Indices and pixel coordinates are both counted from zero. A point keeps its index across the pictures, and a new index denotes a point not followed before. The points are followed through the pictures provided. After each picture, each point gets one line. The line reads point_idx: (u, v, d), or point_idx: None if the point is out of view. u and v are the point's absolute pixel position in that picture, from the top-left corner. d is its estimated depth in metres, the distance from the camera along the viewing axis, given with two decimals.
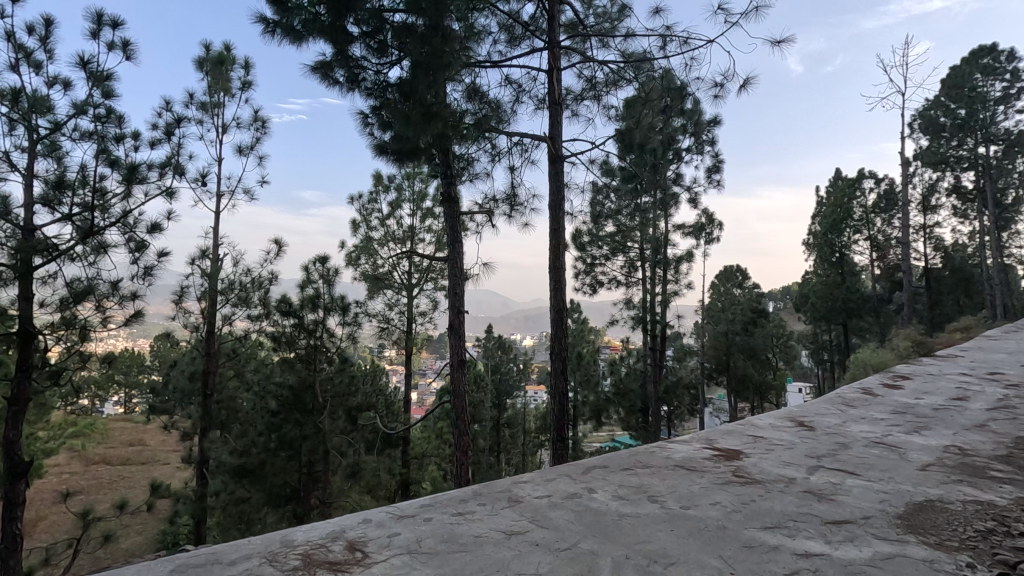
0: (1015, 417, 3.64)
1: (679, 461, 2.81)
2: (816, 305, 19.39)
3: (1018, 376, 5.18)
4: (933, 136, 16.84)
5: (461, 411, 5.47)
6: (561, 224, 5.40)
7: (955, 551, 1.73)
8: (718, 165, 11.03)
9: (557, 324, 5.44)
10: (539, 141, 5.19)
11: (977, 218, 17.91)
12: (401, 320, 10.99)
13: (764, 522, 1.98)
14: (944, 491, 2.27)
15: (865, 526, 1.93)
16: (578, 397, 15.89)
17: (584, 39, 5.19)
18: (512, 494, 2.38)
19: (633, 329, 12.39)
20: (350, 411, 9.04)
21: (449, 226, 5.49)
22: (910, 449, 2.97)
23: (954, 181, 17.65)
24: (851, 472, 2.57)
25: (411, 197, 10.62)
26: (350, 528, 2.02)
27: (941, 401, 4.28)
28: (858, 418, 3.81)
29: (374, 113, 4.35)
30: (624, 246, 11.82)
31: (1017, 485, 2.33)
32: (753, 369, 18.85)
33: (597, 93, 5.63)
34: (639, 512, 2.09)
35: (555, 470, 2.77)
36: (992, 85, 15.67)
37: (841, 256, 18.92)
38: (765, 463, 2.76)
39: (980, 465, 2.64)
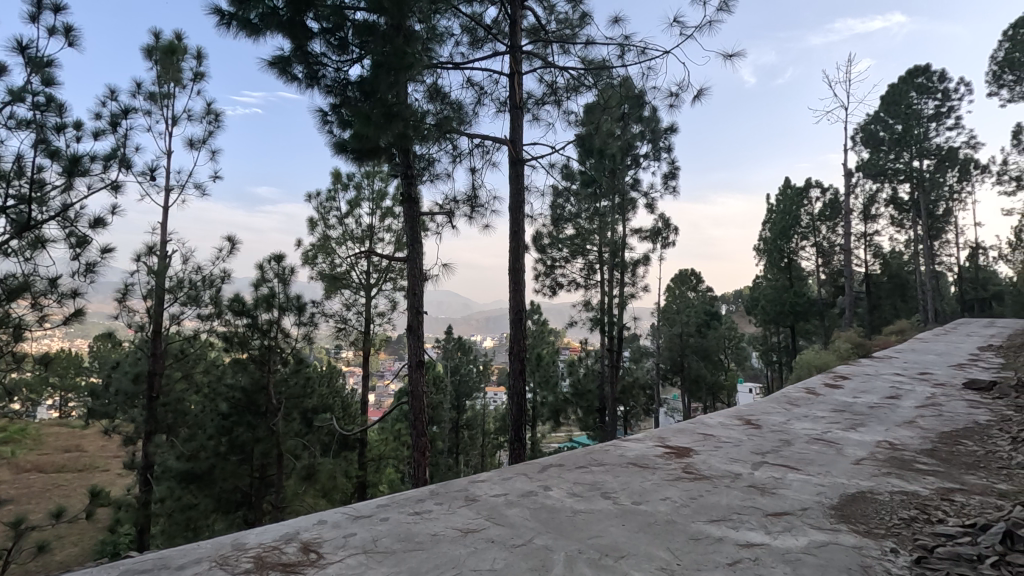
0: (940, 413, 3.91)
1: (632, 459, 2.89)
2: (766, 308, 20.18)
3: (945, 376, 5.56)
4: (873, 149, 17.79)
5: (419, 412, 5.42)
6: (521, 226, 5.44)
7: (881, 538, 1.86)
8: (674, 171, 11.31)
9: (516, 325, 5.48)
10: (500, 143, 5.20)
11: (913, 227, 19.02)
12: (359, 320, 10.80)
13: (710, 515, 2.07)
14: (875, 483, 2.43)
15: (802, 518, 2.04)
16: (537, 398, 15.99)
17: (546, 44, 5.26)
18: (469, 492, 2.39)
19: (591, 330, 12.55)
20: (305, 414, 8.87)
21: (409, 227, 5.42)
22: (846, 445, 3.16)
23: (892, 192, 18.74)
24: (793, 468, 2.71)
25: (371, 197, 10.47)
26: (306, 529, 2.00)
27: (876, 399, 4.54)
28: (801, 416, 4.01)
29: (333, 110, 4.26)
30: (583, 249, 11.99)
31: (939, 477, 2.51)
32: (706, 370, 19.45)
33: (558, 98, 5.71)
34: (592, 508, 2.15)
35: (512, 469, 2.80)
36: (926, 103, 16.72)
37: (789, 262, 19.99)
38: (713, 460, 2.88)
39: (909, 459, 2.83)
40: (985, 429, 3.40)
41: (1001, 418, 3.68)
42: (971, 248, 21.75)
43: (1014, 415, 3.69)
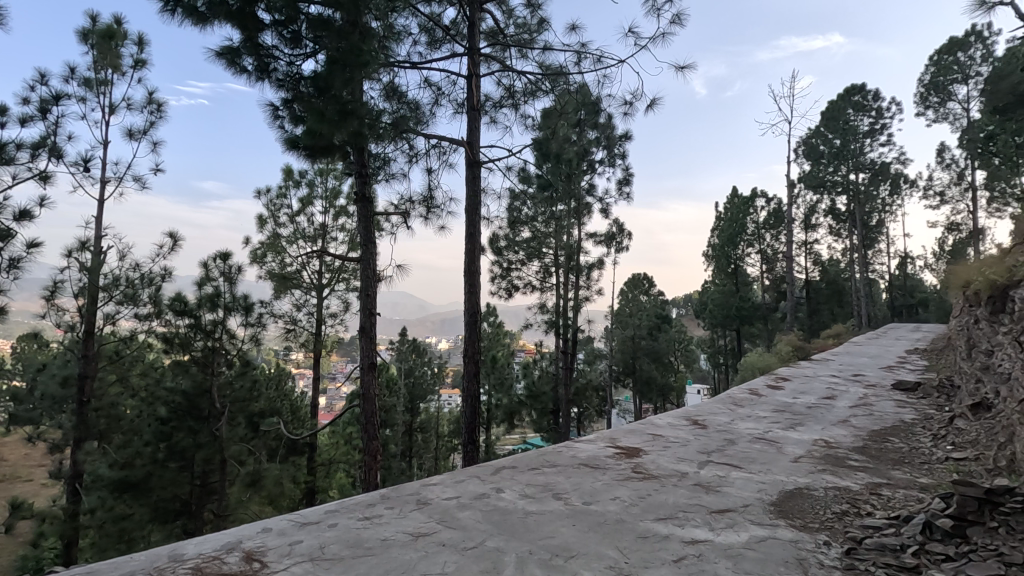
0: (870, 412, 4.16)
1: (584, 460, 2.94)
2: (714, 312, 20.90)
3: (876, 377, 5.91)
4: (814, 162, 18.74)
5: (371, 416, 5.31)
6: (477, 227, 5.44)
7: (815, 532, 1.97)
8: (628, 178, 11.55)
9: (470, 327, 5.47)
10: (457, 145, 5.19)
11: (849, 237, 20.12)
12: (310, 321, 10.52)
13: (657, 514, 2.13)
14: (811, 480, 2.56)
15: (744, 514, 2.13)
16: (492, 401, 15.99)
17: (504, 48, 5.28)
18: (421, 496, 2.37)
19: (546, 333, 12.65)
20: (251, 418, 8.49)
21: (362, 227, 5.33)
22: (786, 443, 3.31)
23: (831, 204, 19.79)
24: (737, 466, 2.81)
25: (324, 194, 10.22)
26: (249, 538, 1.93)
27: (813, 400, 4.79)
28: (744, 417, 4.18)
29: (284, 105, 4.12)
30: (539, 252, 12.07)
31: (869, 473, 2.67)
32: (656, 372, 19.98)
33: (515, 101, 5.74)
34: (544, 509, 2.17)
35: (465, 472, 2.79)
36: (861, 120, 17.75)
37: (736, 268, 20.97)
38: (661, 459, 2.96)
39: (842, 456, 2.99)
40: (910, 427, 3.64)
41: (925, 416, 3.94)
42: (900, 257, 23.19)
43: (936, 414, 3.95)
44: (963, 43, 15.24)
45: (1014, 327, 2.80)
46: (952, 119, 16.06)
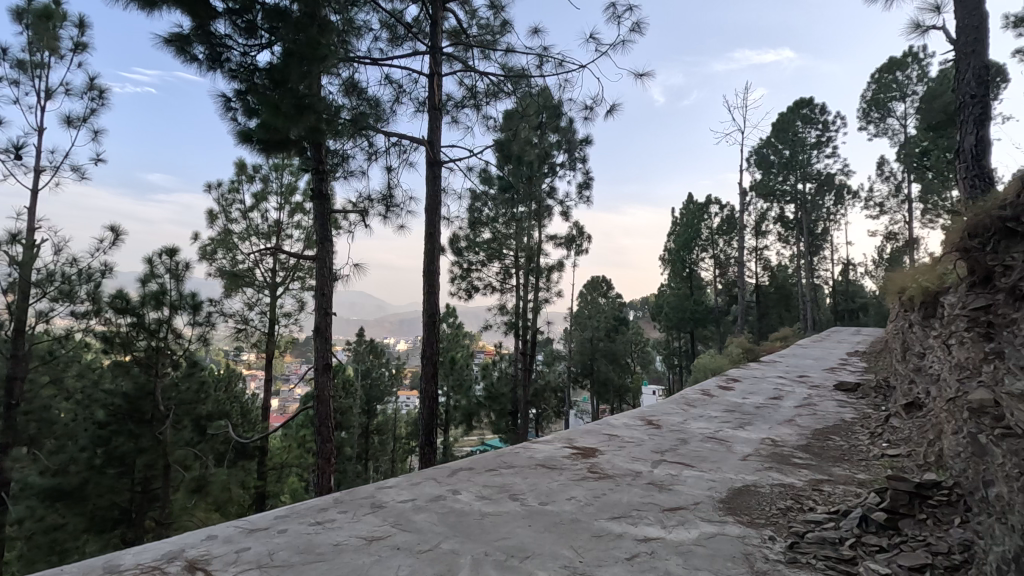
0: (814, 412, 4.35)
1: (541, 461, 2.95)
2: (669, 314, 21.43)
3: (820, 378, 6.19)
4: (764, 171, 19.48)
5: (325, 418, 5.18)
6: (437, 227, 5.40)
7: (761, 527, 2.04)
8: (588, 182, 11.70)
9: (429, 328, 5.41)
10: (417, 143, 5.14)
11: (796, 244, 21.00)
12: (262, 321, 10.18)
13: (611, 513, 2.16)
14: (758, 477, 2.66)
15: (695, 512, 2.19)
16: (450, 402, 15.88)
17: (466, 48, 5.27)
18: (375, 499, 2.33)
19: (506, 334, 12.68)
20: (198, 421, 8.16)
21: (318, 224, 5.20)
22: (735, 442, 3.42)
23: (780, 212, 20.62)
24: (688, 465, 2.89)
25: (279, 190, 9.92)
26: (193, 546, 1.85)
27: (761, 400, 4.97)
28: (696, 416, 4.30)
29: (237, 97, 3.97)
30: (499, 254, 12.08)
31: (812, 470, 2.80)
32: (613, 373, 20.30)
33: (477, 102, 5.73)
34: (500, 510, 2.17)
35: (421, 474, 2.76)
36: (809, 132, 18.55)
37: (690, 272, 21.47)
38: (617, 459, 3.00)
39: (787, 454, 3.12)
40: (850, 425, 3.83)
41: (864, 416, 4.15)
42: (843, 264, 24.36)
43: (873, 413, 4.17)
44: (902, 63, 16.16)
45: (943, 330, 2.99)
46: (891, 134, 16.99)
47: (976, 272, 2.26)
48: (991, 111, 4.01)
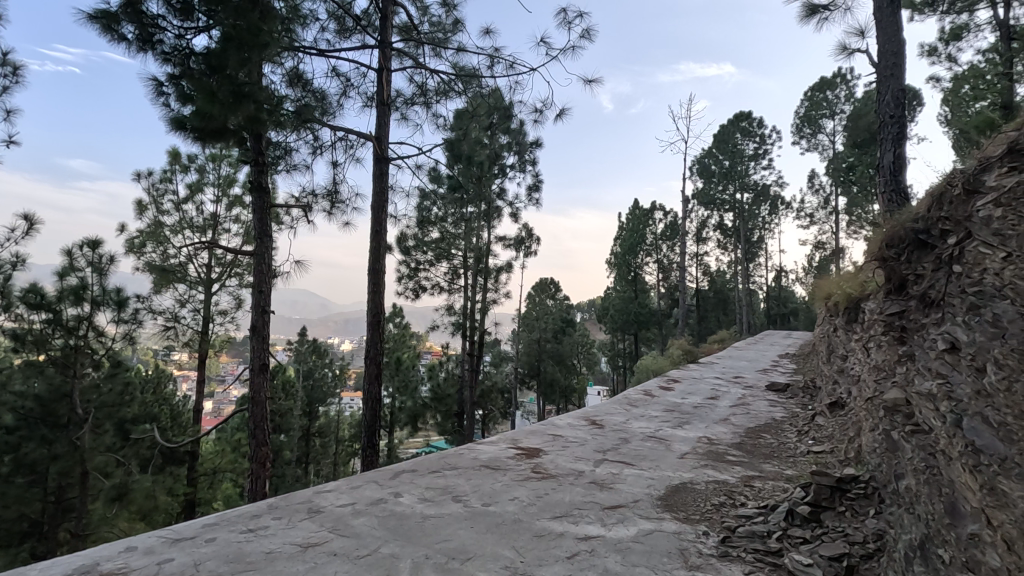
0: (747, 411, 4.56)
1: (485, 462, 2.95)
2: (614, 317, 21.91)
3: (753, 379, 6.50)
4: (706, 180, 20.27)
5: (260, 420, 4.96)
6: (383, 226, 5.29)
7: (696, 523, 2.12)
8: (538, 184, 11.80)
9: (373, 329, 5.30)
10: (365, 139, 5.01)
11: (734, 250, 21.97)
12: (195, 319, 9.65)
13: (553, 512, 2.18)
14: (694, 474, 2.75)
15: (634, 509, 2.24)
16: (396, 403, 15.60)
17: (417, 45, 5.20)
18: (312, 504, 2.26)
19: (453, 335, 12.58)
20: (122, 424, 7.71)
21: (257, 219, 4.99)
22: (673, 441, 3.53)
23: (719, 219, 21.50)
24: (629, 464, 2.96)
25: (216, 181, 9.45)
26: (109, 559, 1.73)
27: (699, 400, 5.17)
28: (638, 416, 4.41)
29: (170, 81, 3.75)
30: (448, 253, 12.00)
31: (745, 467, 2.93)
32: (559, 374, 20.52)
33: (427, 99, 5.65)
34: (442, 512, 2.15)
35: (362, 476, 2.70)
36: (748, 144, 19.44)
37: (635, 276, 22.01)
38: (560, 459, 3.04)
39: (722, 452, 3.25)
40: (779, 424, 4.04)
41: (792, 415, 4.37)
42: (776, 271, 25.68)
43: (801, 412, 4.40)
44: (831, 83, 17.21)
45: (863, 335, 3.19)
46: (821, 150, 18.06)
47: (891, 281, 2.44)
48: (906, 130, 4.33)
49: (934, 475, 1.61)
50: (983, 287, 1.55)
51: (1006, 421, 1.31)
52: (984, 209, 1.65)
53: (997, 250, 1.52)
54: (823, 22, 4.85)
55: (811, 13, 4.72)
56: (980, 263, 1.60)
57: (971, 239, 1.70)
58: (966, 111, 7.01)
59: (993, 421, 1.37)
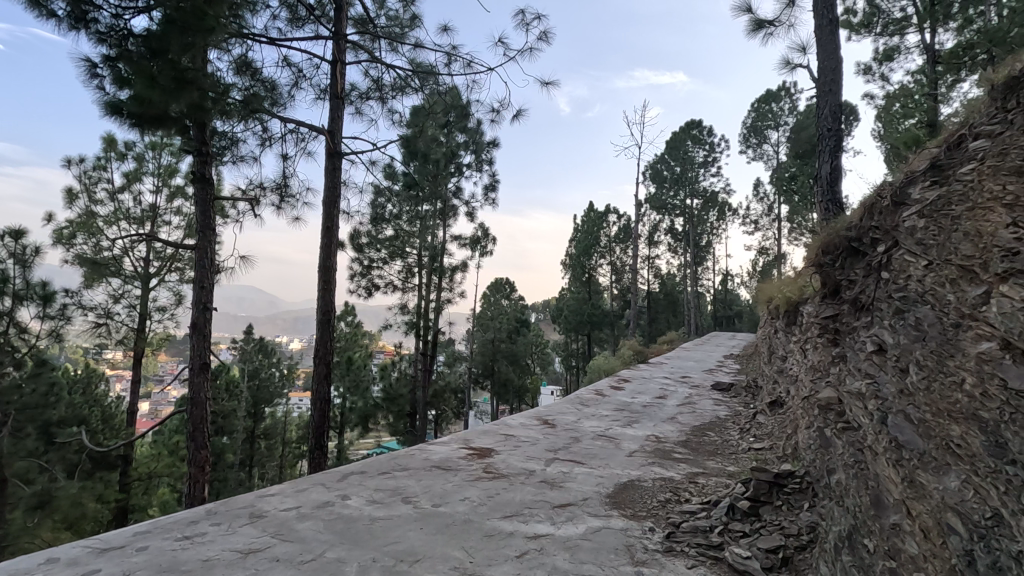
0: (693, 410, 4.71)
1: (436, 462, 2.93)
2: (568, 317, 22.15)
3: (700, 379, 6.73)
4: (658, 185, 20.80)
5: (200, 421, 4.74)
6: (335, 222, 5.16)
7: (642, 519, 2.17)
8: (494, 184, 11.78)
9: (323, 326, 5.16)
10: (317, 132, 4.88)
11: (684, 254, 22.64)
12: (130, 316, 9.12)
13: (504, 512, 2.19)
14: (642, 472, 2.82)
15: (583, 507, 2.28)
16: (346, 404, 15.23)
17: (373, 39, 5.10)
18: (254, 509, 2.18)
19: (406, 334, 12.40)
20: (46, 428, 7.29)
21: (200, 211, 4.76)
22: (623, 440, 3.60)
23: (670, 224, 22.09)
24: (579, 462, 3.00)
25: (156, 171, 8.98)
26: (28, 571, 1.61)
27: (648, 399, 5.31)
28: (590, 415, 4.48)
29: (105, 63, 3.53)
30: (402, 252, 11.82)
31: (690, 464, 3.02)
32: (513, 374, 20.56)
33: (383, 94, 5.54)
34: (391, 514, 2.11)
35: (308, 479, 2.62)
36: (698, 151, 20.07)
37: (589, 277, 22.34)
38: (511, 459, 3.04)
39: (668, 449, 3.34)
40: (723, 422, 4.18)
41: (736, 413, 4.54)
42: (723, 274, 26.64)
43: (743, 411, 4.59)
44: (776, 96, 18.00)
45: (801, 337, 3.35)
46: (766, 159, 18.87)
47: (826, 285, 2.57)
48: (842, 143, 4.59)
49: (862, 470, 1.71)
50: (906, 292, 1.66)
51: (925, 417, 1.41)
52: (909, 220, 1.76)
53: (920, 258, 1.63)
54: (769, 37, 5.06)
55: (757, 28, 4.92)
56: (904, 270, 1.72)
57: (898, 248, 1.81)
58: (897, 127, 7.47)
59: (914, 417, 1.46)
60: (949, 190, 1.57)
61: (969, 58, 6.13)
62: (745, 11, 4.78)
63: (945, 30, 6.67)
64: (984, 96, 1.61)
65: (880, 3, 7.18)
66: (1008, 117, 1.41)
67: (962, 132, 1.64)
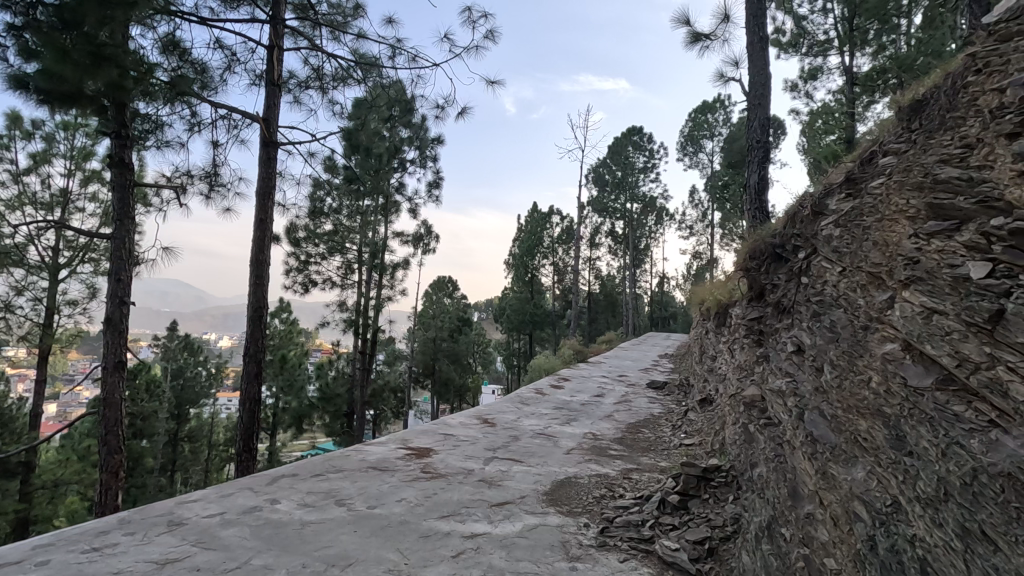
0: (629, 408, 4.85)
1: (373, 463, 2.87)
2: (510, 316, 22.22)
3: (636, 377, 6.93)
4: (600, 189, 21.27)
5: (114, 424, 4.41)
6: (268, 214, 4.94)
7: (578, 516, 2.22)
8: (438, 181, 11.64)
9: (253, 323, 4.92)
10: (251, 119, 4.64)
11: (623, 257, 23.27)
12: (36, 310, 8.37)
13: (440, 512, 2.17)
14: (579, 469, 2.87)
15: (520, 505, 2.29)
16: (279, 404, 14.62)
17: (314, 25, 4.91)
18: (174, 516, 2.05)
19: (344, 332, 12.06)
20: None
21: (117, 197, 4.43)
22: (561, 437, 3.66)
23: (611, 227, 22.64)
24: (517, 460, 3.02)
25: (69, 153, 8.29)
26: None
27: (587, 397, 5.42)
28: (529, 414, 4.53)
29: (9, 32, 3.19)
30: (341, 247, 11.48)
31: (624, 460, 3.10)
32: (455, 372, 20.41)
33: (323, 84, 5.36)
34: (323, 517, 2.05)
35: (233, 484, 2.50)
36: (638, 157, 20.69)
37: (532, 277, 22.52)
38: (450, 458, 3.03)
39: (605, 446, 3.42)
40: (657, 419, 4.34)
41: (669, 411, 4.72)
42: (660, 276, 27.57)
43: (676, 408, 4.77)
44: (712, 107, 18.82)
45: (730, 337, 3.52)
46: (701, 167, 19.69)
47: (752, 289, 2.72)
48: (769, 155, 4.86)
49: (781, 463, 1.82)
50: (823, 296, 1.78)
51: (836, 413, 1.52)
52: (826, 229, 1.89)
53: (835, 265, 1.74)
54: (705, 50, 5.27)
55: (695, 40, 5.12)
56: (821, 276, 1.84)
57: (817, 254, 1.93)
58: (819, 142, 7.98)
59: (827, 414, 1.57)
60: (860, 202, 1.68)
61: (882, 82, 6.64)
62: (684, 24, 4.96)
63: (861, 54, 7.18)
64: (893, 116, 1.75)
65: (806, 24, 7.67)
66: (912, 136, 1.53)
67: (873, 149, 1.77)
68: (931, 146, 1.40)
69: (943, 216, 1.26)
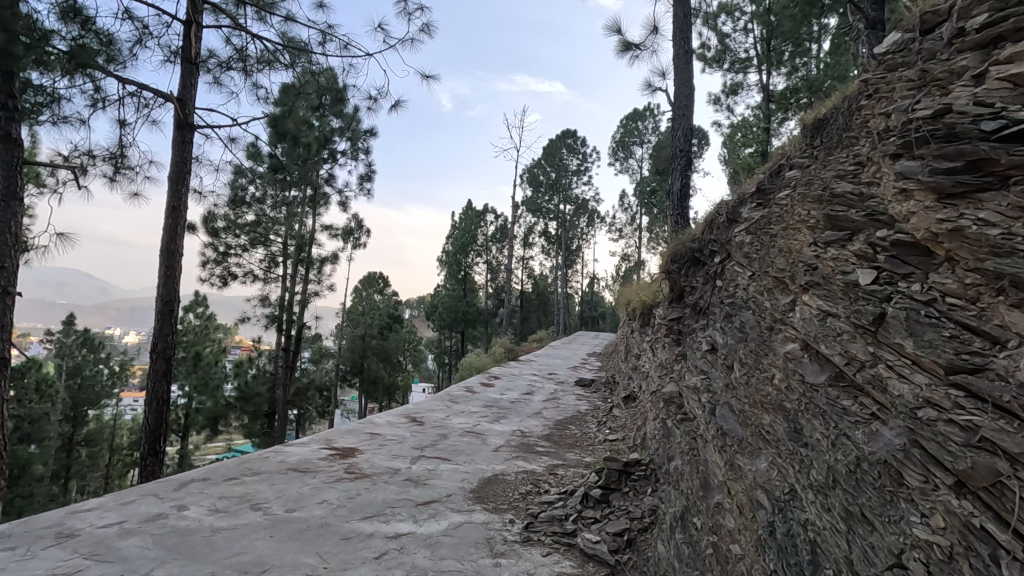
0: (557, 405, 4.94)
1: (293, 464, 2.76)
2: (443, 314, 21.96)
3: (565, 376, 7.06)
4: (534, 189, 21.51)
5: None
6: (182, 201, 4.62)
7: (503, 513, 2.23)
8: (370, 175, 11.32)
9: (162, 316, 4.57)
10: (163, 98, 4.30)
11: (555, 257, 23.66)
12: None
13: (364, 513, 2.12)
14: (506, 466, 2.90)
15: (446, 504, 2.28)
16: (192, 404, 13.68)
17: (238, 5, 4.64)
18: (64, 527, 1.88)
19: (266, 328, 11.47)
20: None
21: (3, 176, 3.99)
22: (489, 435, 3.67)
23: (544, 227, 22.94)
24: (445, 459, 3.00)
25: None
26: None
27: (516, 395, 5.47)
28: (458, 412, 4.51)
29: None
30: (265, 239, 10.93)
31: (551, 457, 3.16)
32: (384, 370, 19.93)
33: (246, 66, 5.07)
34: (237, 523, 1.94)
35: (136, 490, 2.32)
36: (571, 159, 21.14)
37: (465, 275, 22.40)
38: (375, 458, 2.96)
39: (532, 443, 3.47)
40: (584, 416, 4.45)
41: (594, 408, 4.84)
42: (591, 277, 28.25)
43: (602, 405, 4.90)
44: (642, 115, 19.52)
45: (652, 337, 3.67)
46: (631, 172, 20.37)
47: (674, 290, 2.85)
48: (691, 163, 5.10)
49: (694, 455, 1.92)
50: (734, 298, 1.89)
51: (744, 407, 1.62)
52: (738, 235, 2.01)
53: (745, 269, 1.87)
54: (634, 60, 5.46)
55: (625, 48, 5.29)
56: (733, 279, 1.95)
57: (730, 259, 2.05)
58: (739, 154, 8.46)
59: (736, 408, 1.67)
60: (768, 212, 1.81)
61: (793, 101, 7.15)
62: (615, 32, 5.11)
63: (776, 74, 7.69)
64: (798, 133, 1.89)
65: (729, 42, 8.12)
66: (815, 153, 1.66)
67: (781, 163, 1.90)
68: (830, 163, 1.53)
69: (838, 226, 1.37)
